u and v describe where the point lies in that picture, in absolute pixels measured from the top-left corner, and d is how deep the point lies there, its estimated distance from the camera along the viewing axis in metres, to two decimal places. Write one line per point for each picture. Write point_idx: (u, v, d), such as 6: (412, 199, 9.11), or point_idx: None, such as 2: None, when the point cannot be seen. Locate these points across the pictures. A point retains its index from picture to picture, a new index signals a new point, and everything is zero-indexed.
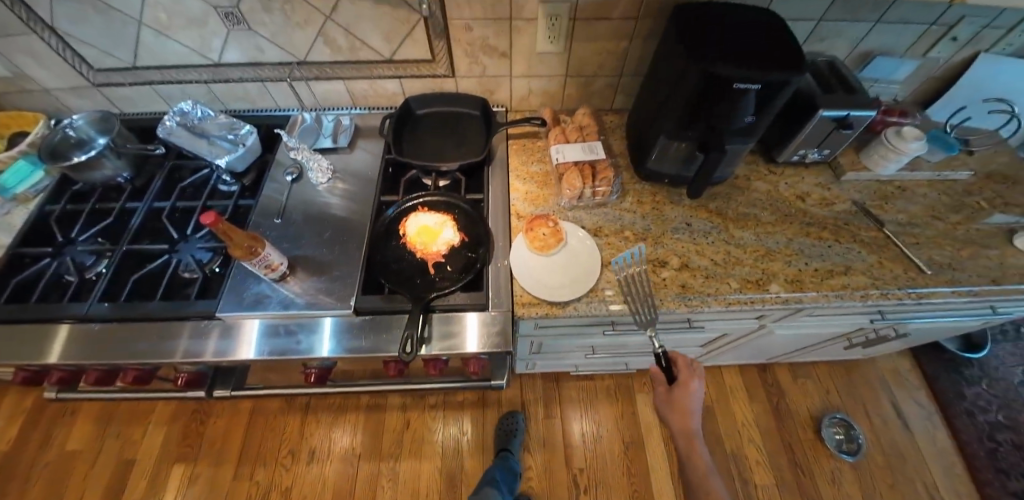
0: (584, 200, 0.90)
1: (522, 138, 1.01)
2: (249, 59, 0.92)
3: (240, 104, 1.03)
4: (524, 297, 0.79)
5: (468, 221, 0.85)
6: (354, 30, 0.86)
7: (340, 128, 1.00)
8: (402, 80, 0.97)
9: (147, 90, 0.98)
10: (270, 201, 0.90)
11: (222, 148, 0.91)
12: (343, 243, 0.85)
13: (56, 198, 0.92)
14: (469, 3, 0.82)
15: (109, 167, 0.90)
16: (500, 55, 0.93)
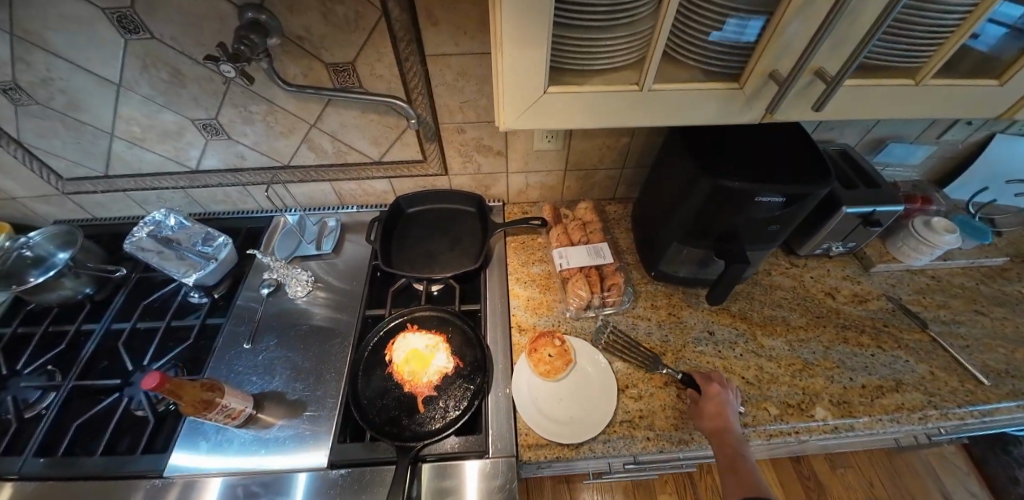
0: (593, 309, 0.81)
1: (521, 235, 0.94)
2: (229, 165, 0.87)
3: (220, 207, 0.96)
4: (530, 437, 0.67)
5: (463, 342, 0.76)
6: (340, 136, 0.82)
7: (325, 231, 0.93)
8: (393, 180, 0.92)
9: (119, 196, 0.91)
10: (242, 319, 0.81)
11: (191, 263, 0.83)
12: (321, 371, 0.75)
13: (7, 321, 0.83)
14: (461, 108, 0.78)
15: (69, 286, 0.80)
16: (495, 153, 0.88)
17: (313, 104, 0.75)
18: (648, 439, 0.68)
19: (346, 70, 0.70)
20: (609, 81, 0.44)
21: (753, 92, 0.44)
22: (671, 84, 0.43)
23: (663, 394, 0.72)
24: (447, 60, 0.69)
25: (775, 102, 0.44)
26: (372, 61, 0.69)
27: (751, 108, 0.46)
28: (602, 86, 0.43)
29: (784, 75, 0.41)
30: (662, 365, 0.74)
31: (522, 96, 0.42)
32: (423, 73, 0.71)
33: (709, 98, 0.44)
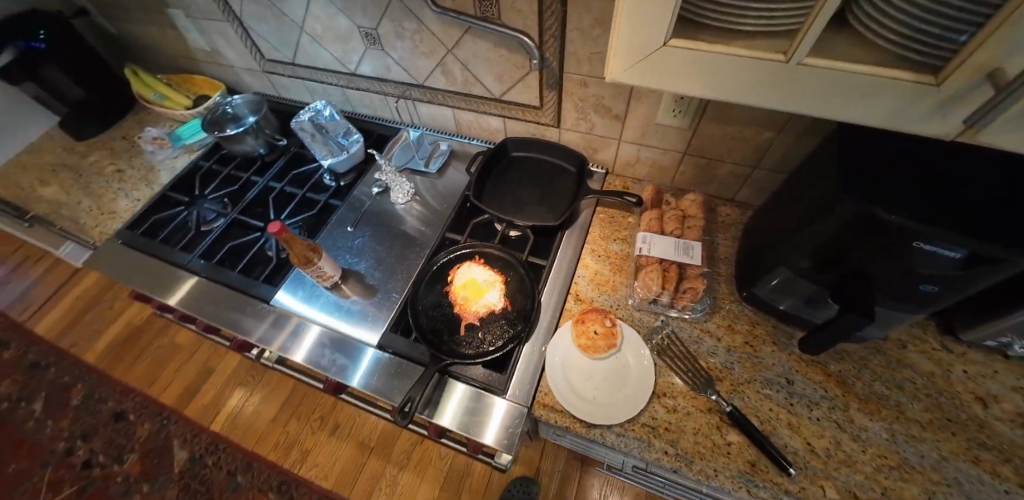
0: (658, 306, 0.76)
1: (612, 208, 0.90)
2: (377, 74, 0.98)
3: (364, 110, 1.11)
4: (547, 398, 0.68)
5: (518, 290, 0.79)
6: (470, 66, 0.85)
7: (435, 153, 1.01)
8: (506, 120, 0.94)
9: (298, 83, 1.11)
10: (354, 206, 0.96)
11: (330, 149, 1.01)
12: (397, 270, 0.85)
13: (208, 157, 1.12)
14: (589, 60, 0.74)
15: (249, 143, 1.03)
16: (612, 116, 0.83)
17: (454, 30, 0.79)
18: (665, 453, 0.64)
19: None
20: (745, 45, 0.37)
21: (952, 94, 0.32)
22: (830, 61, 0.34)
23: (700, 419, 0.66)
24: (587, 4, 0.65)
25: (986, 116, 0.31)
26: None
27: (945, 117, 0.34)
28: (733, 48, 0.36)
29: (1009, 79, 0.28)
30: (713, 391, 0.67)
31: (633, 45, 0.39)
32: (561, 15, 0.69)
33: (881, 88, 0.34)
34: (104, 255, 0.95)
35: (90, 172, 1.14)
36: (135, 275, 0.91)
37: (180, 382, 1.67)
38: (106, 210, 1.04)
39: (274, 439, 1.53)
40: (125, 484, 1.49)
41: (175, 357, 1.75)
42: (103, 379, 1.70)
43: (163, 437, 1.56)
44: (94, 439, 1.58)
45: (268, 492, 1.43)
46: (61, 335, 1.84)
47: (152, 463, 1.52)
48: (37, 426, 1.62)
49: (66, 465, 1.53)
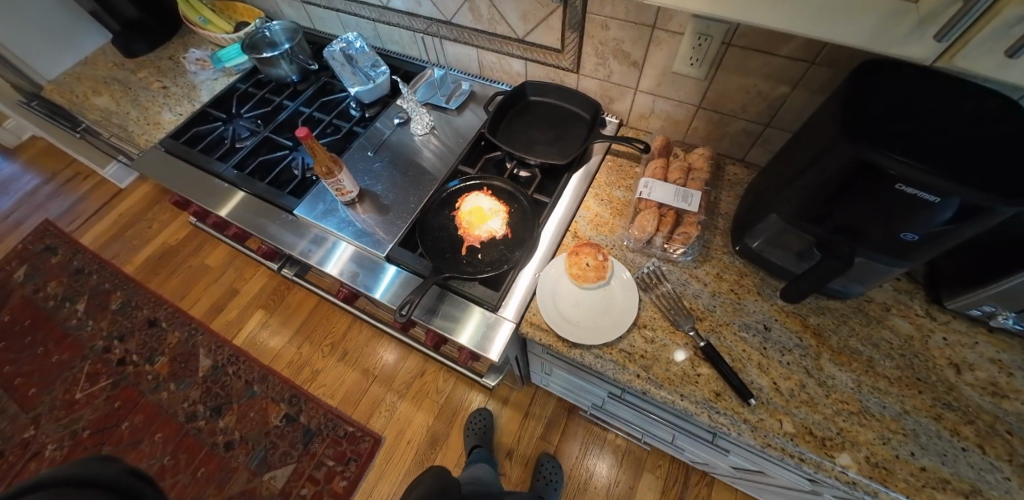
0: (651, 248, 0.79)
1: (621, 157, 0.92)
2: (407, 9, 1.00)
3: (394, 46, 1.14)
4: (534, 317, 0.74)
5: (521, 221, 0.83)
6: (497, 2, 0.87)
7: (457, 91, 1.05)
8: (528, 63, 0.96)
9: (332, 15, 1.15)
10: (375, 134, 1.01)
11: (358, 79, 1.05)
12: (409, 195, 0.91)
13: (245, 80, 1.19)
14: (612, 0, 0.75)
15: (283, 68, 1.09)
16: (630, 63, 0.84)
17: None
18: (637, 376, 0.68)
19: None
20: None
21: (929, 9, 0.35)
22: None
23: (675, 352, 0.70)
24: None
25: (954, 32, 0.35)
26: None
27: (921, 36, 0.37)
28: None
29: None
30: (690, 327, 0.71)
31: None
32: None
33: (866, 3, 0.37)
34: (150, 160, 1.04)
35: (139, 87, 1.23)
36: (176, 180, 0.99)
37: (208, 299, 1.82)
38: (151, 121, 1.12)
39: (288, 359, 1.66)
40: (156, 380, 1.65)
41: (203, 276, 1.89)
42: (140, 289, 1.86)
43: (190, 345, 1.72)
44: (131, 339, 1.75)
45: (279, 402, 1.57)
46: (106, 246, 2.01)
47: (180, 366, 1.68)
48: (82, 324, 1.80)
49: (106, 359, 1.71)
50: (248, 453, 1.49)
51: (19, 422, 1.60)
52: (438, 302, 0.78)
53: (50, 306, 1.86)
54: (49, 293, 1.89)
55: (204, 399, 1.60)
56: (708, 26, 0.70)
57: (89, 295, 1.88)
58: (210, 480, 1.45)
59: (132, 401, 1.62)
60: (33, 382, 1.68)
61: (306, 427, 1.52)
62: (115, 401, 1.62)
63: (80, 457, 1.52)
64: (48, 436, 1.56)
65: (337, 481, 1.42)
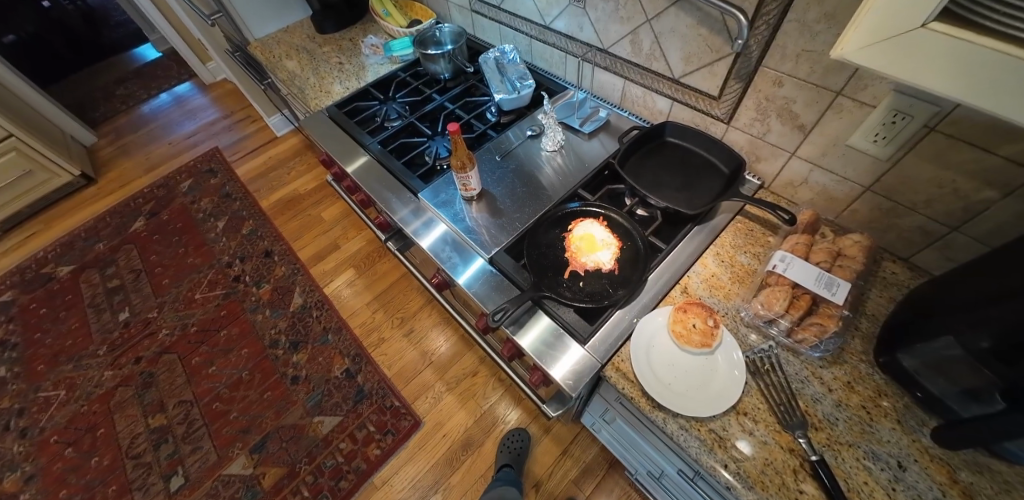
0: (772, 328, 0.70)
1: (754, 222, 0.85)
2: (569, 31, 1.04)
3: (543, 63, 1.19)
4: (622, 364, 0.71)
5: (631, 260, 0.80)
6: (662, 40, 0.86)
7: (593, 116, 1.05)
8: (675, 104, 0.94)
9: (495, 26, 1.24)
10: (507, 140, 1.05)
11: (504, 87, 1.11)
12: (524, 205, 0.92)
13: (406, 69, 1.33)
14: (796, 57, 0.70)
15: (442, 65, 1.20)
16: (796, 125, 0.77)
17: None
18: (724, 464, 0.61)
19: None
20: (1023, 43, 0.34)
21: None
22: None
23: (773, 451, 0.61)
24: None
25: None
26: None
27: None
28: (1001, 44, 0.35)
29: None
30: (802, 433, 0.61)
31: (886, 27, 0.39)
32: (786, 3, 0.66)
33: None
34: (315, 119, 1.20)
35: (321, 59, 1.43)
36: (331, 142, 1.13)
37: (315, 247, 2.05)
38: (324, 89, 1.31)
39: (362, 319, 1.80)
40: (256, 303, 1.90)
41: (315, 226, 2.13)
42: (267, 223, 2.17)
43: (290, 281, 1.95)
44: (248, 262, 2.03)
45: (344, 356, 1.70)
46: (253, 180, 2.37)
47: (278, 297, 1.91)
48: (218, 239, 2.14)
49: (226, 273, 2.01)
50: (307, 392, 1.62)
51: (152, 303, 1.94)
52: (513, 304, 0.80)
53: (199, 218, 2.24)
54: (201, 207, 2.29)
55: (287, 331, 1.80)
56: (911, 105, 0.61)
57: (229, 216, 2.23)
58: (271, 404, 1.61)
59: (233, 314, 1.87)
60: (170, 274, 2.03)
61: (360, 386, 1.62)
62: (221, 310, 1.89)
63: (184, 348, 1.79)
64: (166, 322, 1.87)
65: (372, 447, 1.48)
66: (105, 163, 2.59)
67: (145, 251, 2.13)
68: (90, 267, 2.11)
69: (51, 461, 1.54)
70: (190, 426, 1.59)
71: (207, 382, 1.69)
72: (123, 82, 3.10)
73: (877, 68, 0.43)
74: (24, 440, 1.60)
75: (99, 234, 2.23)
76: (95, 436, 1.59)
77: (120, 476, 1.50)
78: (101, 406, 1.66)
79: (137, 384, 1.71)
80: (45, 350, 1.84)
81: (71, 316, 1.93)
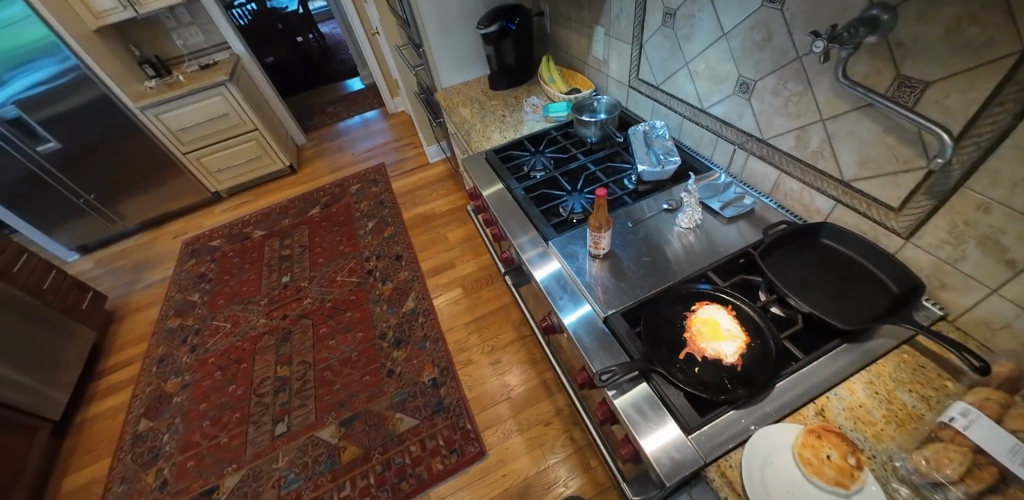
0: (937, 494, 0.57)
1: (926, 357, 0.73)
2: (726, 117, 1.06)
3: (690, 142, 1.22)
4: (729, 469, 0.66)
5: (758, 359, 0.74)
6: (835, 141, 0.83)
7: (737, 201, 1.03)
8: (839, 206, 0.87)
9: (649, 102, 1.32)
10: (641, 209, 1.09)
11: (648, 160, 1.16)
12: (648, 274, 0.93)
13: (558, 129, 1.49)
14: (1014, 186, 0.61)
15: (592, 130, 1.32)
16: (1003, 260, 0.65)
17: (844, 103, 0.78)
18: None
19: (913, 87, 0.68)
20: None
21: None
22: None
23: None
24: None
25: None
26: (951, 90, 0.63)
27: None
28: None
29: None
30: None
31: None
32: (1006, 127, 0.59)
33: None
34: (474, 158, 1.41)
35: (488, 110, 1.70)
36: (483, 180, 1.30)
37: (435, 261, 2.32)
38: (485, 135, 1.54)
39: (457, 336, 1.94)
40: (378, 296, 2.20)
41: (439, 243, 2.42)
42: (404, 231, 2.54)
43: (408, 285, 2.22)
44: (381, 260, 2.39)
45: (434, 366, 1.85)
46: (402, 195, 2.82)
47: (396, 296, 2.18)
48: (365, 236, 2.57)
49: (362, 265, 2.39)
50: (396, 388, 1.79)
51: (306, 274, 2.40)
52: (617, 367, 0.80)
53: (356, 216, 2.73)
54: (360, 208, 2.79)
55: (394, 327, 2.03)
56: None
57: (377, 220, 2.67)
58: (366, 388, 1.82)
59: (359, 300, 2.20)
60: (325, 255, 2.49)
61: (441, 398, 1.73)
62: (352, 294, 2.24)
63: (317, 317, 2.15)
64: (312, 293, 2.28)
65: (436, 460, 1.55)
66: (306, 160, 3.36)
67: (313, 233, 2.67)
68: (274, 235, 2.71)
69: (208, 376, 1.97)
70: (303, 384, 1.88)
71: (325, 351, 1.99)
72: (335, 103, 4.03)
73: None
74: (198, 354, 2.08)
75: (287, 212, 2.87)
76: (240, 367, 1.99)
77: (245, 407, 1.83)
78: (249, 346, 2.08)
79: (278, 336, 2.10)
80: (231, 290, 2.39)
81: (253, 269, 2.49)
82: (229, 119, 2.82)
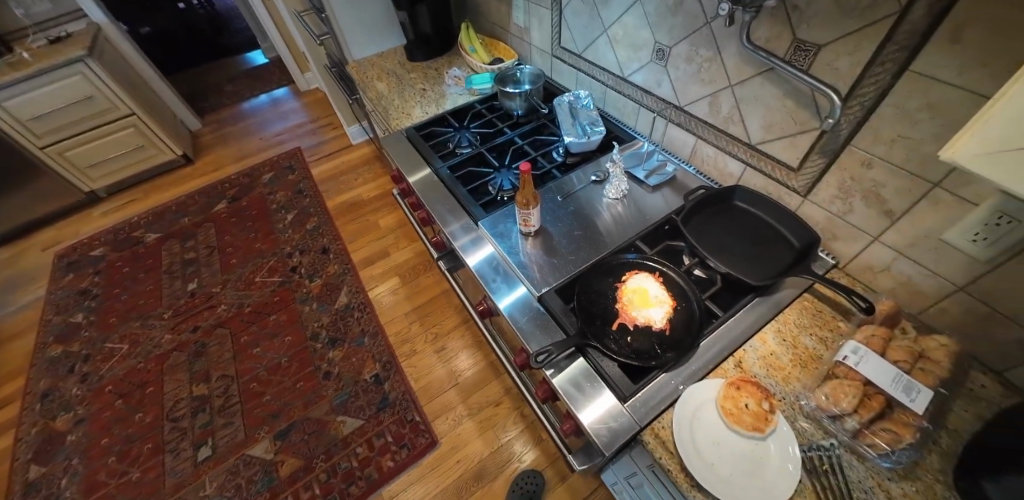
0: (835, 425, 0.64)
1: (824, 303, 0.80)
2: (646, 86, 1.07)
3: (614, 111, 1.22)
4: (662, 430, 0.68)
5: (684, 322, 0.77)
6: (743, 105, 0.86)
7: (659, 169, 1.05)
8: (748, 168, 0.92)
9: (572, 71, 1.29)
10: (570, 182, 1.08)
11: (575, 131, 1.14)
12: (580, 248, 0.93)
13: (482, 102, 1.41)
14: (890, 142, 0.67)
15: (516, 103, 1.27)
16: (882, 210, 0.73)
17: (750, 68, 0.81)
18: None
19: (808, 50, 0.71)
20: None
21: None
22: None
23: None
24: (927, 86, 0.59)
25: None
26: (840, 53, 0.67)
27: None
28: None
29: None
30: None
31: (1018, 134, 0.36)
32: (884, 87, 0.64)
33: None
34: (393, 138, 1.29)
35: (407, 83, 1.56)
36: (405, 161, 1.21)
37: (367, 251, 2.17)
38: (405, 111, 1.42)
39: (398, 328, 1.85)
40: (307, 295, 2.02)
41: (370, 232, 2.26)
42: (329, 222, 2.33)
43: (339, 280, 2.06)
44: (305, 256, 2.18)
45: (375, 361, 1.75)
46: (324, 181, 2.57)
47: (326, 293, 2.02)
48: (284, 229, 2.32)
49: (285, 262, 2.17)
50: (335, 390, 1.68)
51: (218, 279, 2.12)
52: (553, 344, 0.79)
53: (272, 208, 2.45)
54: (276, 199, 2.51)
55: (328, 326, 1.89)
56: (1020, 209, 0.56)
57: (297, 211, 2.42)
58: (302, 394, 1.68)
59: (285, 301, 2.00)
60: (238, 255, 2.22)
61: (385, 394, 1.65)
62: (275, 296, 2.03)
63: (237, 325, 1.93)
64: (226, 298, 2.03)
65: (387, 458, 1.48)
66: (204, 148, 2.92)
67: (222, 231, 2.35)
68: (173, 237, 2.35)
69: (104, 408, 1.69)
70: (227, 400, 1.69)
71: (249, 361, 1.80)
72: (233, 80, 3.52)
73: (996, 179, 0.39)
74: (87, 384, 1.77)
75: (186, 210, 2.50)
76: (146, 392, 1.73)
77: (157, 435, 1.61)
78: (156, 366, 1.81)
79: (190, 351, 1.85)
80: (123, 305, 2.05)
81: (150, 278, 2.15)
82: (95, 103, 2.33)
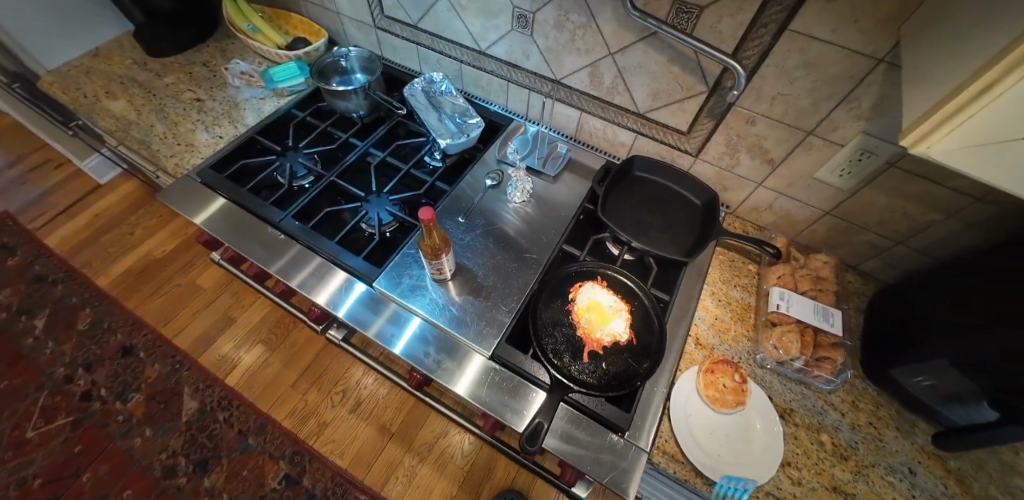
0: (786, 368, 0.72)
1: (734, 252, 0.87)
2: (512, 59, 0.91)
3: (478, 91, 1.04)
4: (666, 445, 0.66)
5: (644, 322, 0.74)
6: (627, 74, 0.80)
7: (553, 153, 0.95)
8: (640, 137, 0.89)
9: (412, 47, 1.03)
10: (464, 193, 0.89)
11: (447, 128, 0.94)
12: (509, 274, 0.79)
13: (301, 105, 1.04)
14: (772, 100, 0.69)
15: (354, 102, 0.96)
16: (766, 160, 0.78)
17: (629, 34, 0.73)
18: None
19: (689, 13, 0.66)
20: None
21: None
22: None
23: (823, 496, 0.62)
24: (805, 44, 0.60)
25: None
26: (722, 15, 0.64)
27: None
28: None
29: None
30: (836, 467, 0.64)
31: (987, 133, 0.37)
32: (766, 47, 0.64)
33: None
34: (182, 192, 0.86)
35: (166, 94, 1.04)
36: (222, 226, 0.83)
37: (197, 327, 1.58)
38: (183, 141, 0.95)
39: (290, 406, 1.46)
40: (127, 424, 1.41)
41: (190, 299, 1.64)
42: (114, 309, 1.59)
43: (172, 383, 1.48)
44: (98, 370, 1.49)
45: (278, 460, 1.37)
46: (74, 251, 1.72)
47: (158, 408, 1.44)
48: (39, 345, 1.53)
49: (67, 392, 1.45)
50: None
51: None
52: (530, 406, 0.68)
53: None
54: None
55: (186, 450, 1.38)
56: (877, 146, 0.65)
57: (49, 309, 1.59)
58: None
59: (96, 446, 1.37)
60: None
61: (309, 491, 1.33)
62: (74, 446, 1.37)
63: None
64: None
65: None
66: None
67: None
68: None
69: None
70: None
71: None
72: None
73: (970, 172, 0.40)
74: None
75: None
76: None
77: None
78: None
79: None
80: None
81: None
82: None
